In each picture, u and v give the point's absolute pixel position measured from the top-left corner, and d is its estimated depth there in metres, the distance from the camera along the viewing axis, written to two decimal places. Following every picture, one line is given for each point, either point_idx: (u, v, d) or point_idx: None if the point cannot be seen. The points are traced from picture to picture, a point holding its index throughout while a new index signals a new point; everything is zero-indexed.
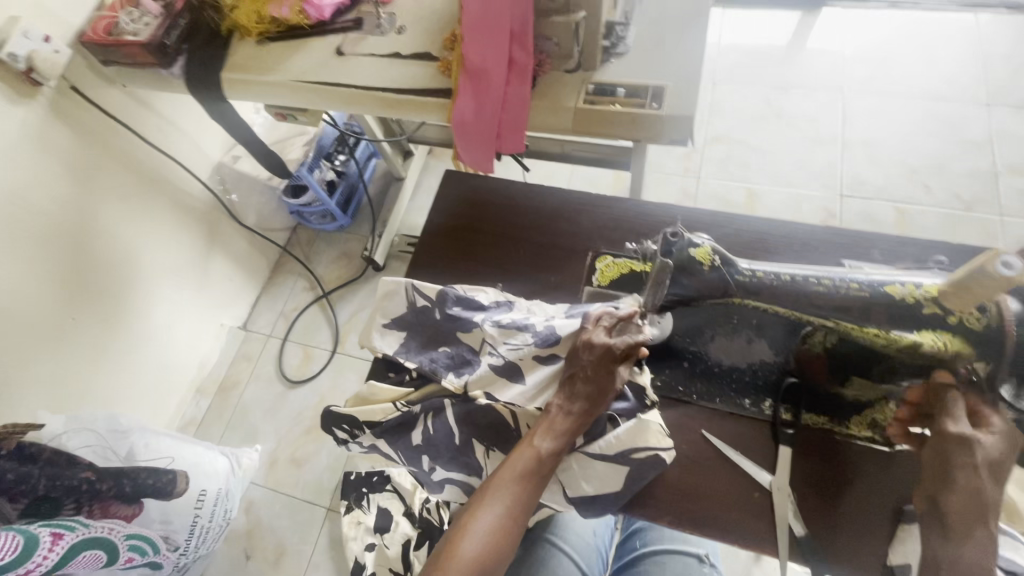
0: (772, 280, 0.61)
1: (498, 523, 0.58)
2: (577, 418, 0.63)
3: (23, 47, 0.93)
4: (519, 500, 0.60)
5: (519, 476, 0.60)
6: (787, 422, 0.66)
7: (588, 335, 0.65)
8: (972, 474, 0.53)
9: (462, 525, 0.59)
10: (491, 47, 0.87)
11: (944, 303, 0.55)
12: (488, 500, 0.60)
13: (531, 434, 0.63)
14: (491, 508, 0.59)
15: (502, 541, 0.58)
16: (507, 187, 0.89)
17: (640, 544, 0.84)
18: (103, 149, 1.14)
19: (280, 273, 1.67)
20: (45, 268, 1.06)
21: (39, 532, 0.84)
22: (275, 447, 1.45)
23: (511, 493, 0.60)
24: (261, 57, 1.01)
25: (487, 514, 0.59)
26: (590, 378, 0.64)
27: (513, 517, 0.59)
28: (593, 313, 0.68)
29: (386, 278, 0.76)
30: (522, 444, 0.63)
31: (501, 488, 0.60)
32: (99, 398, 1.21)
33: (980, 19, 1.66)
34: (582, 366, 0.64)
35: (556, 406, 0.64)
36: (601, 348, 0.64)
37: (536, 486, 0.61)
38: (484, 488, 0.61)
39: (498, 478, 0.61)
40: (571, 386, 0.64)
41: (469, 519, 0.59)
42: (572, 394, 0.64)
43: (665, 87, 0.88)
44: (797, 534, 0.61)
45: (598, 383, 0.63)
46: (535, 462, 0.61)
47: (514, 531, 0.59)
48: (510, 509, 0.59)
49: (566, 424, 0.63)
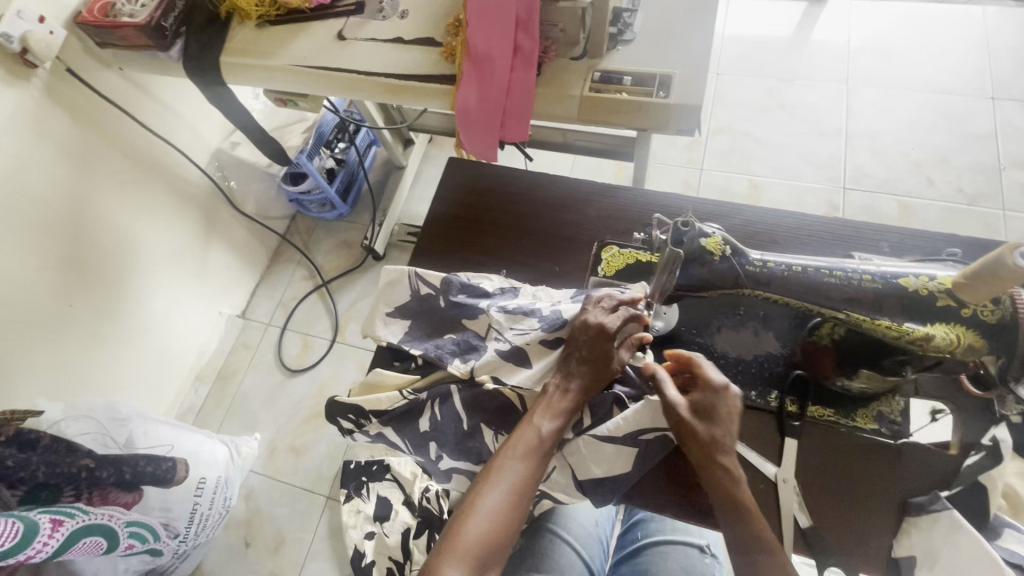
0: (783, 271, 0.60)
1: (503, 502, 0.59)
2: (575, 396, 0.64)
3: (17, 28, 0.91)
4: (523, 478, 0.60)
5: (521, 455, 0.61)
6: (792, 414, 0.65)
7: (585, 316, 0.66)
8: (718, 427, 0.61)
9: (468, 506, 0.59)
10: (495, 33, 0.86)
11: (958, 295, 0.54)
12: (491, 480, 0.60)
13: (531, 414, 0.64)
14: (496, 487, 0.59)
15: (509, 519, 0.58)
16: (512, 176, 0.88)
17: (643, 534, 0.81)
18: (101, 133, 1.13)
19: (279, 261, 1.65)
20: (41, 254, 1.05)
21: (39, 519, 0.83)
22: (274, 435, 1.45)
23: (515, 471, 0.60)
24: (260, 41, 0.99)
25: (492, 494, 0.59)
26: (586, 356, 0.65)
27: (519, 496, 0.59)
28: (594, 296, 0.68)
29: (389, 267, 0.75)
30: (523, 423, 0.63)
31: (504, 467, 0.60)
32: (98, 385, 1.21)
33: (987, 11, 1.65)
34: (577, 346, 0.65)
35: (553, 386, 0.65)
36: (596, 327, 0.65)
37: (540, 464, 0.61)
38: (488, 468, 0.61)
39: (501, 456, 0.61)
40: (567, 365, 0.66)
41: (475, 500, 0.59)
42: (569, 372, 0.65)
43: (672, 76, 0.87)
44: (803, 526, 0.61)
45: (594, 361, 0.65)
46: (537, 441, 0.61)
47: (520, 510, 0.59)
48: (515, 486, 0.59)
49: (565, 403, 0.64)
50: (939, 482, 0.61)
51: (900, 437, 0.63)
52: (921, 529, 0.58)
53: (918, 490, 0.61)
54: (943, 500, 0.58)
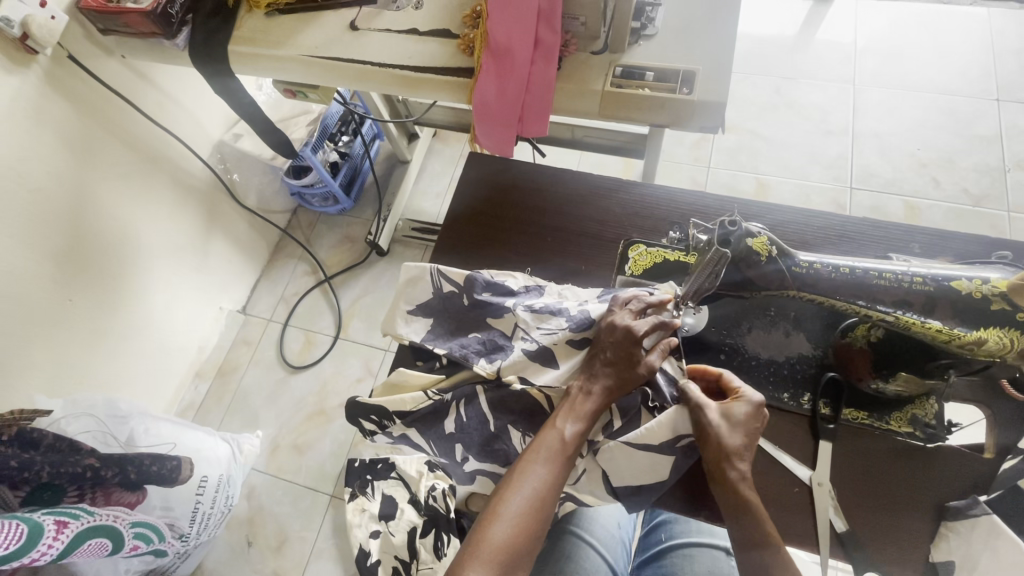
0: (830, 272, 0.60)
1: (526, 506, 0.57)
2: (599, 399, 0.62)
3: (18, 12, 0.88)
4: (546, 482, 0.58)
5: (545, 457, 0.59)
6: (826, 417, 0.65)
7: (612, 317, 0.65)
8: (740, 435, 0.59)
9: (491, 510, 0.57)
10: (516, 25, 0.83)
11: (1014, 299, 0.54)
12: (515, 484, 0.58)
13: (554, 417, 0.63)
14: (519, 491, 0.58)
15: (533, 525, 0.57)
16: (533, 173, 0.87)
17: (666, 535, 0.81)
18: (101, 122, 1.09)
19: (280, 255, 1.63)
20: (39, 247, 1.02)
21: (43, 521, 0.79)
22: (276, 433, 1.43)
23: (538, 474, 0.58)
24: (270, 30, 0.97)
25: (515, 499, 0.57)
26: (612, 358, 0.64)
27: (543, 500, 0.58)
28: (622, 296, 0.67)
29: (410, 264, 0.73)
30: (545, 427, 0.62)
31: (527, 470, 0.59)
32: (97, 382, 1.18)
33: (992, 12, 1.66)
34: (603, 347, 0.64)
35: (577, 388, 0.64)
36: (621, 329, 0.64)
37: (563, 468, 0.59)
38: (511, 472, 0.60)
39: (524, 460, 0.60)
40: (591, 366, 0.65)
41: (499, 504, 0.57)
42: (593, 374, 0.64)
43: (696, 72, 0.85)
44: (839, 530, 0.60)
45: (620, 362, 0.63)
46: (559, 445, 0.60)
47: (545, 513, 0.57)
48: (538, 489, 0.58)
49: (589, 406, 0.62)
50: (976, 486, 0.61)
51: (935, 441, 0.63)
52: (959, 533, 0.58)
53: (955, 495, 0.61)
54: (982, 504, 0.58)
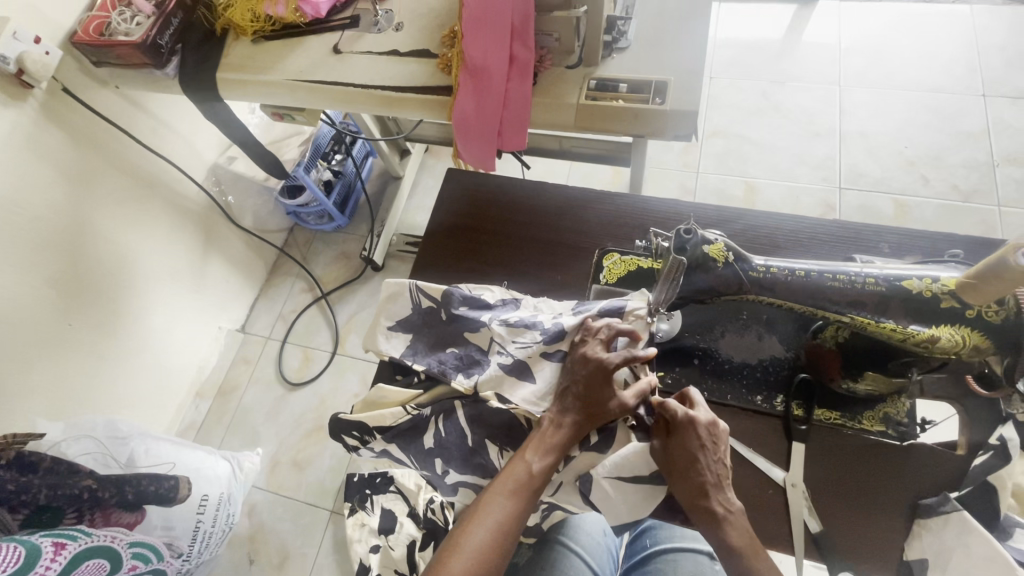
0: (786, 276, 0.60)
1: (488, 539, 0.58)
2: (568, 432, 0.63)
3: (13, 49, 0.91)
4: (509, 516, 0.59)
5: (510, 491, 0.60)
6: (799, 417, 0.66)
7: (584, 348, 0.66)
8: (709, 467, 0.60)
9: (454, 542, 0.58)
10: (490, 43, 0.86)
11: (962, 297, 0.54)
12: (478, 518, 0.59)
13: (523, 450, 0.63)
14: (481, 525, 0.59)
15: (493, 558, 0.58)
16: (510, 187, 0.89)
17: (652, 542, 0.81)
18: (97, 150, 1.12)
19: (277, 275, 1.65)
20: (39, 274, 1.05)
21: (41, 542, 0.81)
22: (276, 450, 1.44)
23: (502, 508, 0.59)
24: (255, 56, 1.00)
25: (476, 532, 0.58)
26: (583, 391, 0.64)
27: (505, 533, 0.59)
28: (591, 324, 0.67)
29: (389, 280, 0.75)
30: (515, 459, 0.62)
31: (491, 504, 0.59)
32: (98, 405, 1.20)
33: (975, 9, 1.66)
34: (577, 379, 0.65)
35: (549, 419, 0.64)
36: (595, 362, 0.64)
37: (527, 502, 0.60)
38: (477, 502, 0.61)
39: (489, 493, 0.61)
40: (564, 398, 0.65)
41: (461, 537, 0.58)
42: (564, 407, 0.64)
43: (668, 82, 0.87)
44: (813, 530, 0.61)
45: (589, 395, 0.63)
46: (527, 479, 0.61)
47: (506, 546, 0.59)
48: (500, 523, 0.59)
49: (557, 440, 0.63)
50: (947, 483, 0.62)
51: (907, 439, 0.64)
52: (932, 530, 0.59)
53: (926, 492, 0.62)
54: (952, 501, 0.59)
